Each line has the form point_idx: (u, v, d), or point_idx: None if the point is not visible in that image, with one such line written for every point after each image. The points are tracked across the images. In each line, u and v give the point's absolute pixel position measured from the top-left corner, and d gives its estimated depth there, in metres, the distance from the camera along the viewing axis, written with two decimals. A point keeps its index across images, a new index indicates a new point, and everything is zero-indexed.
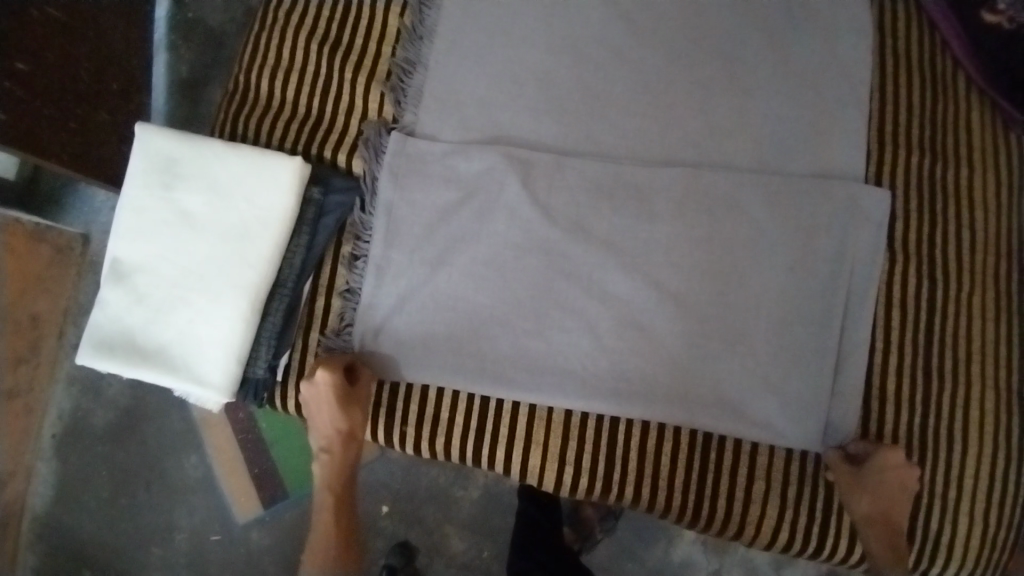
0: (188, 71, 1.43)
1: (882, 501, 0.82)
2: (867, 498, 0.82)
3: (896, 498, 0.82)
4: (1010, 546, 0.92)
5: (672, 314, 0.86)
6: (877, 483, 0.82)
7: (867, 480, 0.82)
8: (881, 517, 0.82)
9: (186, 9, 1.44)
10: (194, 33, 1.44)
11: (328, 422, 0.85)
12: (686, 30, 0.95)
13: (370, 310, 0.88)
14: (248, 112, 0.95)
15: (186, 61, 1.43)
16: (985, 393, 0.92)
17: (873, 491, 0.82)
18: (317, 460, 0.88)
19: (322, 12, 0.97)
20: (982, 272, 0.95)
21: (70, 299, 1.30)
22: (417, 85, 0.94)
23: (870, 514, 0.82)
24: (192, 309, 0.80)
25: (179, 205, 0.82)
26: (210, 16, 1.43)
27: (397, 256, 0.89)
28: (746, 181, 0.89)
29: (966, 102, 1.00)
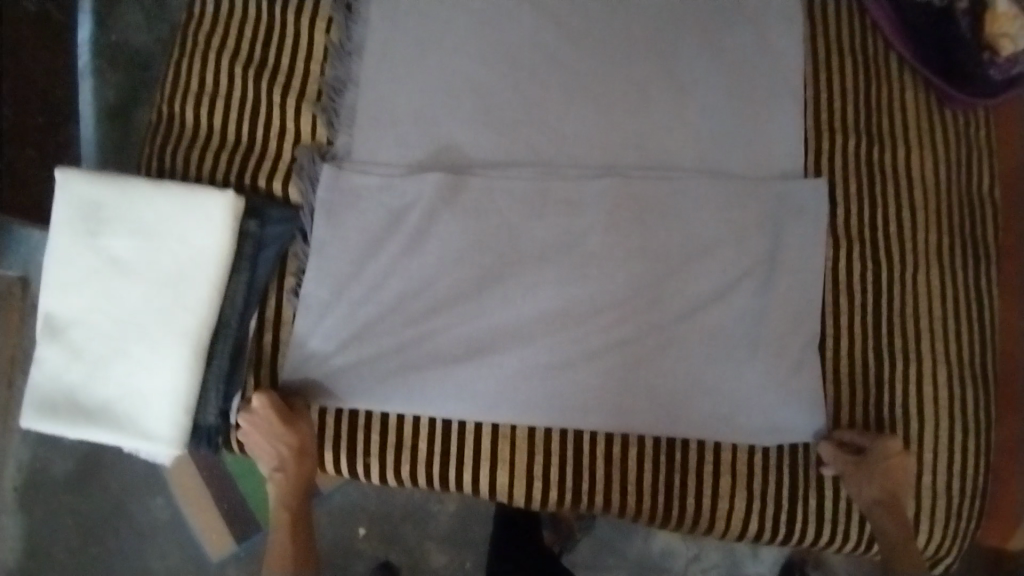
0: (114, 96, 1.33)
1: (889, 492, 0.85)
2: (872, 491, 0.85)
3: (900, 488, 0.85)
4: (975, 514, 0.95)
5: (626, 316, 0.88)
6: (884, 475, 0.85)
7: (873, 472, 0.85)
8: (889, 499, 0.85)
9: (108, 29, 1.34)
10: (119, 56, 1.34)
11: (274, 444, 0.82)
12: (620, 33, 0.95)
13: (314, 344, 0.85)
14: (174, 143, 0.90)
15: (111, 84, 1.32)
16: (936, 366, 0.95)
17: (876, 477, 0.85)
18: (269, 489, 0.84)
19: (245, 32, 0.93)
20: (925, 250, 0.98)
21: (14, 346, 1.26)
22: (349, 104, 0.91)
23: (876, 506, 0.85)
24: (135, 362, 0.76)
25: (106, 253, 0.77)
26: (134, 36, 1.35)
27: (329, 283, 0.86)
28: (685, 188, 0.92)
29: (900, 83, 1.02)
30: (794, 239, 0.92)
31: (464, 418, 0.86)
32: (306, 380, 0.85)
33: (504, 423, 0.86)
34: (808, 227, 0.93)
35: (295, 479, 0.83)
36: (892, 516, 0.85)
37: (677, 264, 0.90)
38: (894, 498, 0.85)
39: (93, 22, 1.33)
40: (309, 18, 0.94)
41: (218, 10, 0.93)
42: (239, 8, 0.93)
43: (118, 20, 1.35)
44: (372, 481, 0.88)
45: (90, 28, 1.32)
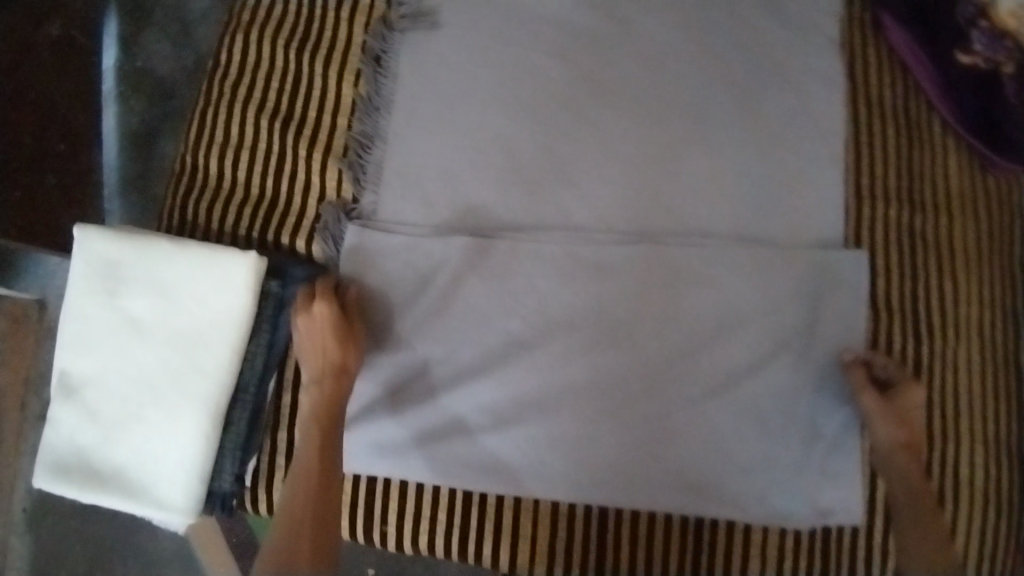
0: (138, 124, 1.36)
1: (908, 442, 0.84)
2: (894, 435, 0.84)
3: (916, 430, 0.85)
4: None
5: (653, 387, 0.87)
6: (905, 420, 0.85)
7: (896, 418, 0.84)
8: (905, 443, 0.84)
9: (134, 58, 1.36)
10: (144, 84, 1.36)
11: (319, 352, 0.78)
12: (654, 91, 0.93)
13: None
14: (197, 196, 0.89)
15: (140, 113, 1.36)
16: (972, 445, 0.91)
17: (897, 419, 0.84)
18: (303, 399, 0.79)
19: (271, 83, 0.92)
20: (964, 323, 0.94)
21: (31, 367, 1.24)
22: (376, 161, 0.89)
23: (898, 450, 0.84)
24: (149, 426, 0.74)
25: (125, 312, 0.76)
26: (159, 65, 1.36)
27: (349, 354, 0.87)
28: (719, 254, 0.89)
29: (942, 147, 0.99)
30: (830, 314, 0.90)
31: (485, 490, 0.86)
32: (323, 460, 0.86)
33: (528, 497, 0.86)
34: (847, 301, 0.90)
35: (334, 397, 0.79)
36: (913, 472, 0.83)
37: (706, 336, 0.88)
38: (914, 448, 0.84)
39: (121, 51, 1.36)
40: (337, 70, 0.93)
41: (246, 62, 0.93)
42: (267, 60, 0.93)
43: (143, 50, 1.36)
44: (388, 547, 0.88)
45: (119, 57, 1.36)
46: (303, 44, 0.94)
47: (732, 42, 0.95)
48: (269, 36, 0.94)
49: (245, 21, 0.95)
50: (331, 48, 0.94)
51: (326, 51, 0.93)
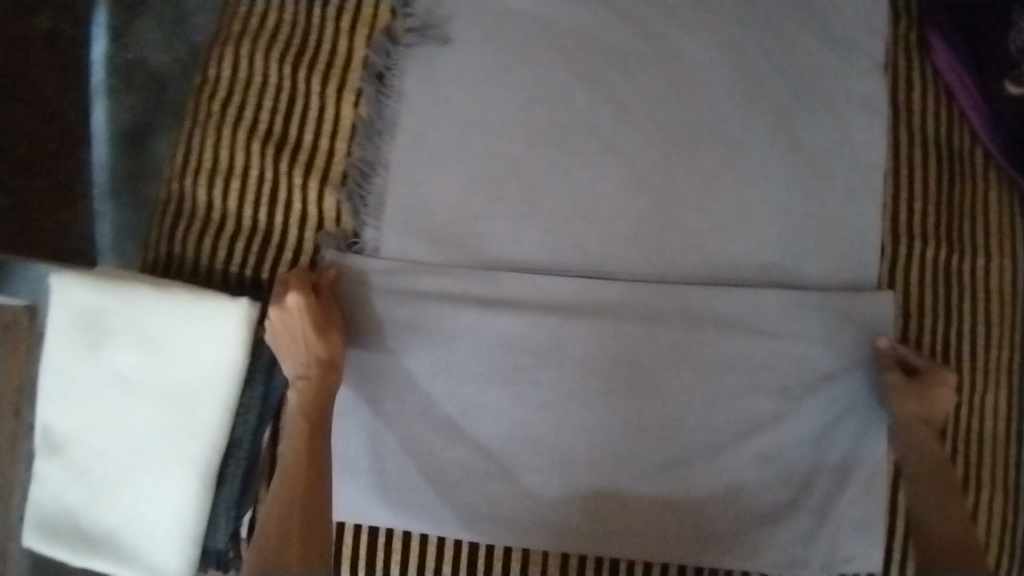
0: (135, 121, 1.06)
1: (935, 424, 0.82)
2: (914, 414, 0.81)
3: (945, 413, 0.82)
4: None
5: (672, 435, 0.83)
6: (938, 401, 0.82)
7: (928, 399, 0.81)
8: (926, 422, 0.81)
9: (124, 48, 1.06)
10: (137, 78, 1.06)
11: (301, 349, 0.73)
12: (681, 117, 0.86)
13: None
14: (185, 227, 0.82)
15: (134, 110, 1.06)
16: (993, 494, 0.88)
17: (923, 400, 0.81)
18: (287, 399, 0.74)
19: (264, 102, 0.85)
20: (997, 370, 0.89)
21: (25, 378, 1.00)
22: (378, 192, 0.83)
23: (917, 429, 0.81)
24: (139, 486, 0.72)
25: (111, 366, 0.72)
26: (152, 56, 1.07)
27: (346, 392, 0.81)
28: (745, 296, 0.84)
29: (983, 180, 0.92)
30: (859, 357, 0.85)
31: (494, 543, 0.82)
32: None
33: (537, 548, 0.82)
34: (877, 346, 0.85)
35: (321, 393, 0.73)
36: (932, 451, 0.81)
37: (729, 383, 0.83)
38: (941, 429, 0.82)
39: (111, 38, 1.06)
40: (336, 88, 0.85)
41: (237, 78, 0.85)
42: (259, 76, 0.85)
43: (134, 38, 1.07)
44: None
45: (108, 46, 1.06)
46: (299, 59, 0.86)
47: (771, 63, 0.88)
48: (262, 50, 0.86)
49: (236, 32, 0.87)
50: (330, 63, 0.86)
51: (324, 67, 0.86)
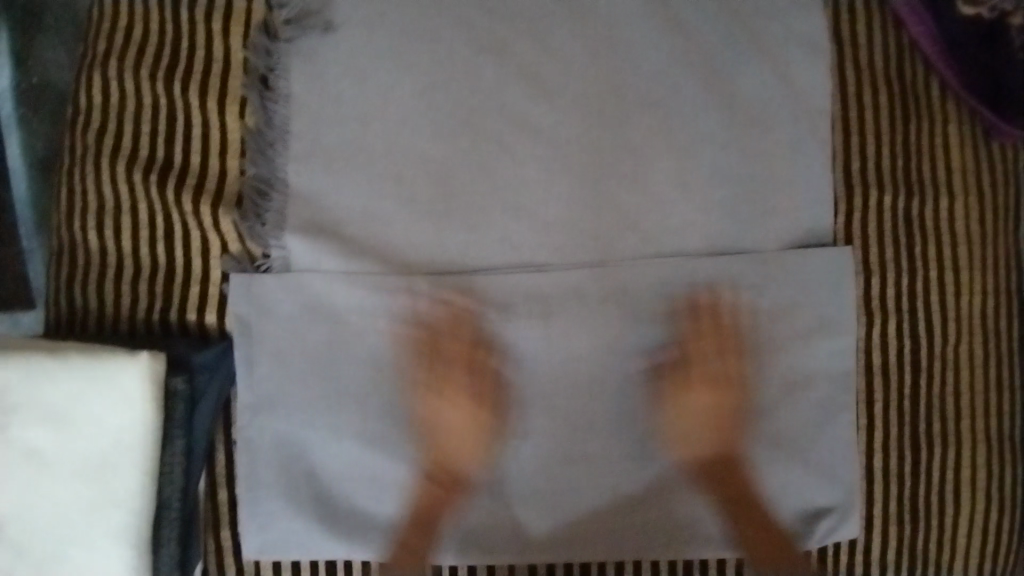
0: (46, 148, 1.00)
1: (694, 394, 0.79)
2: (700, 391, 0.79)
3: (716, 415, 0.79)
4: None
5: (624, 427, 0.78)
6: (677, 381, 0.79)
7: (693, 378, 0.79)
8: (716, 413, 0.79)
9: (27, 73, 1.00)
10: (43, 103, 1.00)
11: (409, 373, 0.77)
12: (604, 86, 0.80)
13: (254, 499, 0.76)
14: (82, 276, 0.76)
15: (45, 137, 1.00)
16: (973, 448, 0.84)
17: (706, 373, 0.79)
18: (457, 400, 0.77)
19: (142, 125, 0.78)
20: (969, 316, 0.84)
21: None
22: (277, 207, 0.77)
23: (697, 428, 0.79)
24: (73, 567, 0.66)
25: (16, 443, 0.65)
26: (55, 77, 1.00)
27: (273, 422, 0.75)
28: (693, 272, 0.79)
29: (942, 114, 0.85)
30: (812, 319, 0.81)
31: (460, 563, 0.77)
32: (257, 546, 0.76)
33: (503, 563, 0.78)
34: (833, 305, 0.81)
35: (436, 406, 0.77)
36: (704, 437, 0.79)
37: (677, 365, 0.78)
38: (704, 405, 0.79)
39: (14, 65, 1.00)
40: (216, 99, 0.78)
41: (109, 103, 0.78)
42: (132, 97, 0.78)
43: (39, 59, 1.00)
44: None
45: (13, 74, 1.00)
46: (172, 72, 0.78)
47: (695, 14, 0.81)
48: (129, 67, 0.78)
49: (100, 51, 0.79)
50: (206, 72, 0.78)
51: (199, 76, 0.78)
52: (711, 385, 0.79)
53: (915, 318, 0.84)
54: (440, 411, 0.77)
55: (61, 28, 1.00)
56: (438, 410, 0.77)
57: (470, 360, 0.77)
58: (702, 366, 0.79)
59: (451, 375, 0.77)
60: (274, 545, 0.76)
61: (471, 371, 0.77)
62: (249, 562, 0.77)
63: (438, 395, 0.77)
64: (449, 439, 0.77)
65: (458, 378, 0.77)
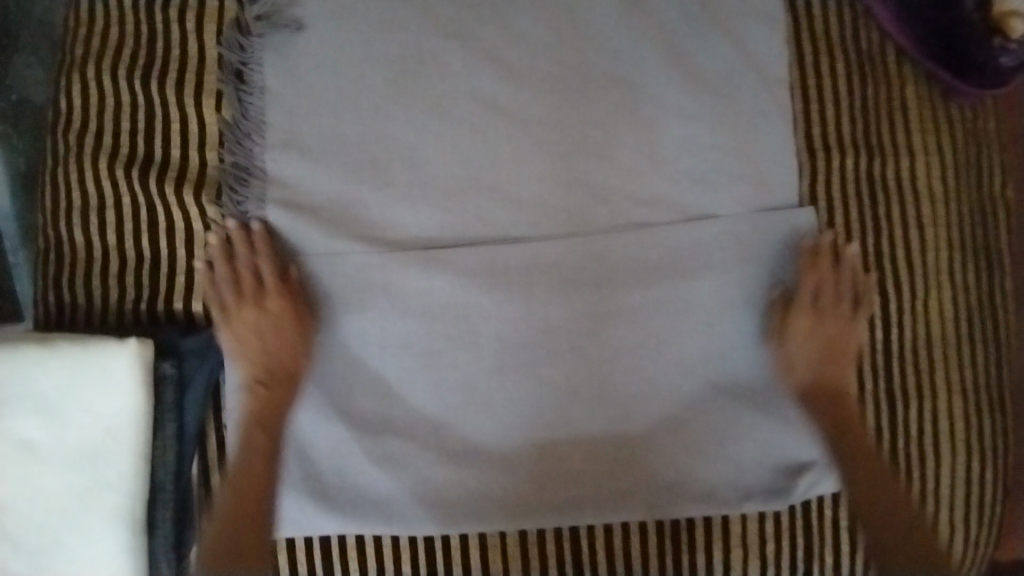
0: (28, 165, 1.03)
1: (802, 336, 0.81)
2: (829, 326, 0.81)
3: (837, 346, 0.81)
4: (990, 543, 0.90)
5: (786, 372, 0.82)
6: (807, 310, 0.81)
7: (823, 313, 0.81)
8: (833, 352, 0.81)
9: (8, 90, 1.02)
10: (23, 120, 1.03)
11: (265, 302, 0.76)
12: (569, 65, 0.83)
13: None
14: (69, 272, 0.78)
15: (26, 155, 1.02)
16: (949, 399, 0.87)
17: (819, 313, 0.81)
18: (235, 356, 0.76)
19: (122, 123, 0.80)
20: (935, 271, 0.87)
21: None
22: (256, 195, 0.79)
23: (822, 364, 0.81)
24: (69, 552, 0.67)
25: (7, 434, 0.66)
26: (36, 94, 1.03)
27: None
28: (666, 240, 0.82)
29: (898, 77, 0.89)
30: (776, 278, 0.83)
31: (452, 532, 0.79)
32: None
33: (495, 530, 0.80)
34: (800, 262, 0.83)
35: (258, 352, 0.75)
36: (828, 371, 0.81)
37: (825, 307, 0.81)
38: (806, 342, 0.81)
39: None
40: (192, 95, 0.80)
41: (88, 104, 0.80)
42: (110, 96, 0.80)
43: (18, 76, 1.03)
44: None
45: None
46: (149, 70, 0.80)
47: None
48: (107, 67, 0.80)
49: (78, 54, 0.81)
50: (182, 69, 0.81)
51: (175, 73, 0.80)
52: (816, 318, 0.81)
53: (882, 274, 0.86)
54: (253, 360, 0.76)
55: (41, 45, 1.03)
56: (243, 360, 0.76)
57: (257, 315, 0.76)
58: (807, 309, 0.81)
59: (238, 328, 0.76)
60: None
61: (243, 326, 0.76)
62: None
63: (249, 339, 0.75)
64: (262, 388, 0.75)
65: (252, 327, 0.75)
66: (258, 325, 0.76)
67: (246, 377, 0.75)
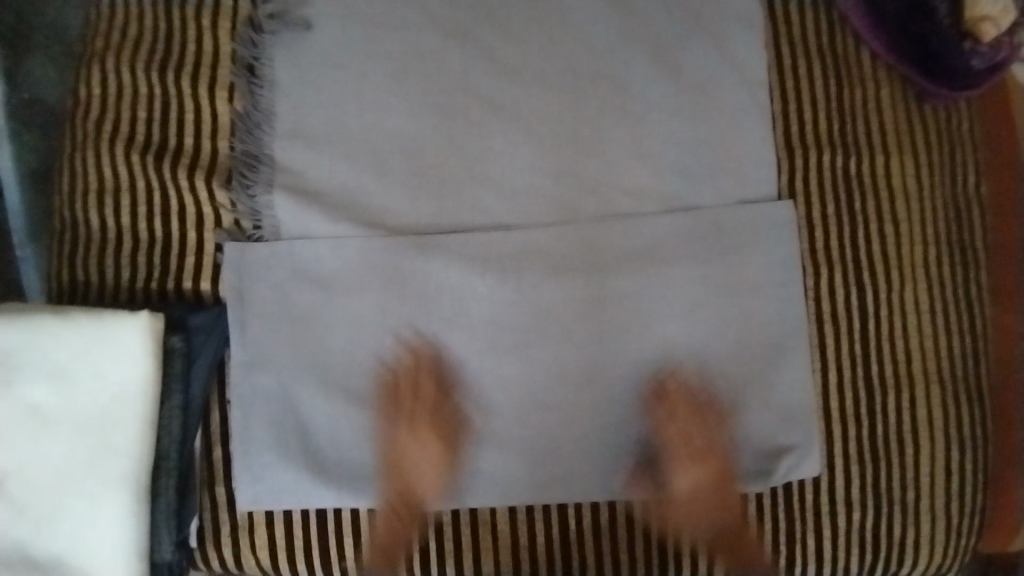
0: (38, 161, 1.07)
1: (683, 433, 0.85)
2: (698, 425, 0.85)
3: (704, 445, 0.85)
4: (973, 533, 0.92)
5: (668, 477, 0.84)
6: (685, 411, 0.85)
7: (677, 417, 0.85)
8: (703, 451, 0.85)
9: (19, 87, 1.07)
10: (36, 117, 1.07)
11: (418, 351, 0.82)
12: (561, 64, 0.87)
13: (248, 451, 0.80)
14: (84, 252, 0.81)
15: (37, 151, 1.07)
16: (928, 388, 0.90)
17: (675, 418, 0.85)
18: (389, 397, 0.82)
19: (138, 112, 0.83)
20: (912, 265, 0.91)
21: None
22: (264, 180, 0.83)
23: (695, 460, 0.85)
24: (74, 515, 0.70)
25: (20, 399, 0.70)
26: (48, 92, 1.07)
27: (265, 380, 0.81)
28: (653, 230, 0.86)
29: (874, 81, 0.93)
30: (757, 269, 0.87)
31: (445, 507, 0.82)
32: (251, 499, 0.80)
33: (485, 507, 0.83)
34: (780, 254, 0.87)
35: (410, 396, 0.82)
36: (697, 467, 0.84)
37: (709, 405, 0.85)
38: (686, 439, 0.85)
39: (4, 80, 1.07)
40: (207, 87, 0.84)
41: (107, 94, 0.84)
42: (128, 87, 0.84)
43: (33, 76, 1.07)
44: None
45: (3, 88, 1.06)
46: (166, 63, 0.85)
47: None
48: (126, 60, 0.85)
49: (99, 48, 0.85)
50: (197, 63, 0.85)
51: (191, 67, 0.85)
52: (692, 418, 0.85)
53: (862, 266, 0.90)
54: (405, 402, 0.82)
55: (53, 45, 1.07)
56: (396, 401, 0.82)
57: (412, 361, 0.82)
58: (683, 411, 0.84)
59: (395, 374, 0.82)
60: (265, 497, 0.80)
61: (398, 373, 0.82)
62: (241, 516, 0.81)
63: (405, 385, 0.82)
64: (412, 428, 0.82)
65: (404, 374, 0.82)
66: (409, 373, 0.82)
67: (395, 415, 0.82)
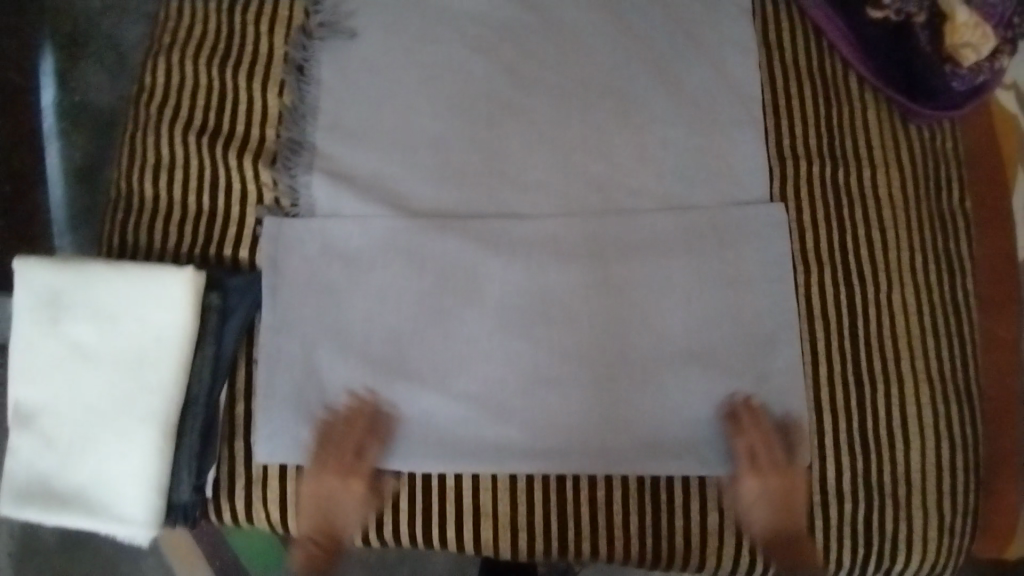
0: (84, 156, 1.19)
1: (765, 479, 0.87)
2: (780, 477, 0.87)
3: (786, 492, 0.87)
4: (965, 530, 0.95)
5: (747, 522, 0.88)
6: (767, 461, 0.88)
7: (758, 464, 0.88)
8: (780, 502, 0.87)
9: (71, 91, 1.19)
10: (84, 117, 1.19)
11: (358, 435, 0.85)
12: (575, 75, 0.97)
13: (270, 407, 0.86)
14: (137, 220, 0.89)
15: (84, 147, 1.19)
16: (916, 386, 0.94)
17: (770, 463, 0.88)
18: (325, 436, 0.85)
19: (195, 100, 0.93)
20: (898, 270, 0.97)
21: None
22: (305, 164, 0.91)
23: (775, 507, 0.87)
24: (106, 448, 0.76)
25: (70, 339, 0.77)
26: (96, 95, 1.19)
27: (291, 343, 0.87)
28: (655, 225, 0.93)
29: (861, 103, 1.02)
30: (753, 266, 0.93)
31: (450, 472, 0.87)
32: (269, 452, 0.85)
33: (488, 474, 0.87)
34: (773, 253, 0.94)
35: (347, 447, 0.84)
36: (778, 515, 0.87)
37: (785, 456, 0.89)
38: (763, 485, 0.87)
39: (56, 84, 1.19)
40: (260, 81, 0.94)
41: (169, 83, 0.93)
42: (189, 78, 0.93)
43: (83, 82, 1.20)
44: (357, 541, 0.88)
45: (55, 91, 1.19)
46: (225, 60, 0.94)
47: (648, 21, 0.99)
48: (190, 56, 0.94)
49: (165, 44, 0.95)
50: (252, 61, 0.94)
51: (246, 63, 0.94)
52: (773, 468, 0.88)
53: (851, 268, 0.96)
54: (342, 443, 0.85)
55: (105, 54, 1.20)
56: (331, 441, 0.85)
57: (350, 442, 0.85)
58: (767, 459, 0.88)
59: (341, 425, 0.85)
60: (282, 451, 0.85)
61: (343, 425, 0.85)
62: (257, 469, 0.86)
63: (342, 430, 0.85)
64: (343, 468, 0.84)
65: (348, 432, 0.85)
66: (356, 433, 0.85)
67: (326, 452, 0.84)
